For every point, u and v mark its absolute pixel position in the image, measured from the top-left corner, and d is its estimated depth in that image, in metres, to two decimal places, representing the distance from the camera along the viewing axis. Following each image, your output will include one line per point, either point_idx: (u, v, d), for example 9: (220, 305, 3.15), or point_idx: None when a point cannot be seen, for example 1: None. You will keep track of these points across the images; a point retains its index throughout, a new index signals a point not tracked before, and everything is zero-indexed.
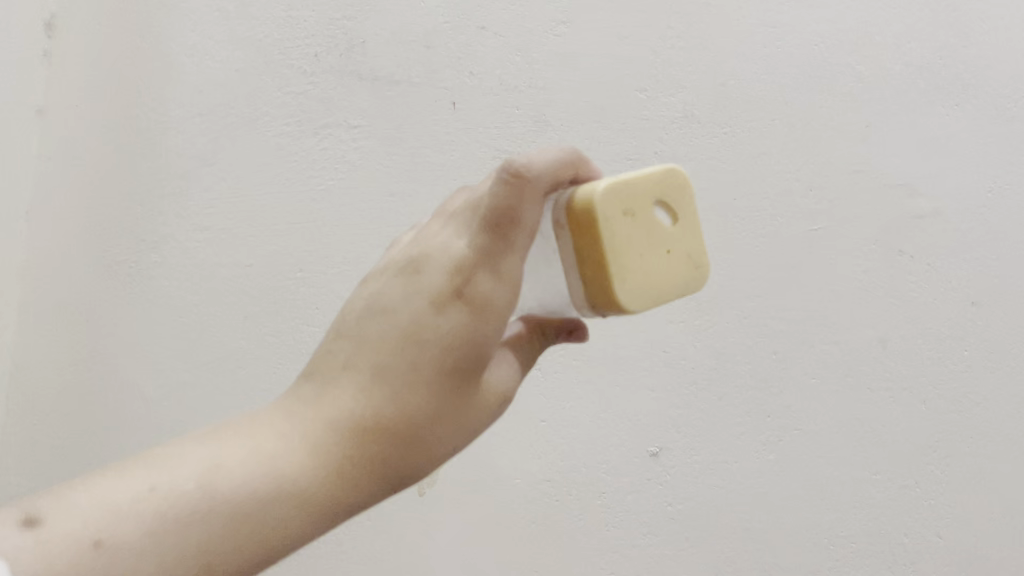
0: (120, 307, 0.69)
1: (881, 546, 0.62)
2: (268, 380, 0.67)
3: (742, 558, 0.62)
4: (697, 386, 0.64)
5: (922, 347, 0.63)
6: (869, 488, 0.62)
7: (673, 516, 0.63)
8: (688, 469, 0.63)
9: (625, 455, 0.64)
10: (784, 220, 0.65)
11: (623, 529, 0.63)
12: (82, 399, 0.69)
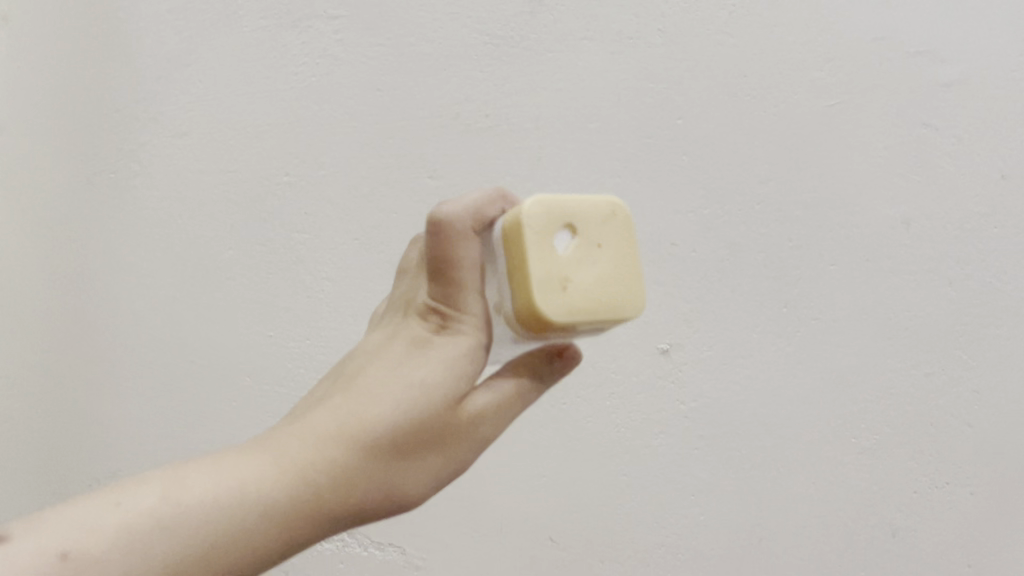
0: (107, 220, 0.66)
1: (907, 436, 0.60)
2: (256, 290, 0.64)
3: (760, 454, 0.60)
4: (709, 279, 0.60)
5: (946, 227, 0.60)
6: (892, 378, 0.60)
7: (687, 414, 0.60)
8: (700, 365, 0.60)
9: (634, 353, 0.60)
10: (800, 96, 0.60)
11: (636, 431, 0.60)
12: (81, 325, 0.66)
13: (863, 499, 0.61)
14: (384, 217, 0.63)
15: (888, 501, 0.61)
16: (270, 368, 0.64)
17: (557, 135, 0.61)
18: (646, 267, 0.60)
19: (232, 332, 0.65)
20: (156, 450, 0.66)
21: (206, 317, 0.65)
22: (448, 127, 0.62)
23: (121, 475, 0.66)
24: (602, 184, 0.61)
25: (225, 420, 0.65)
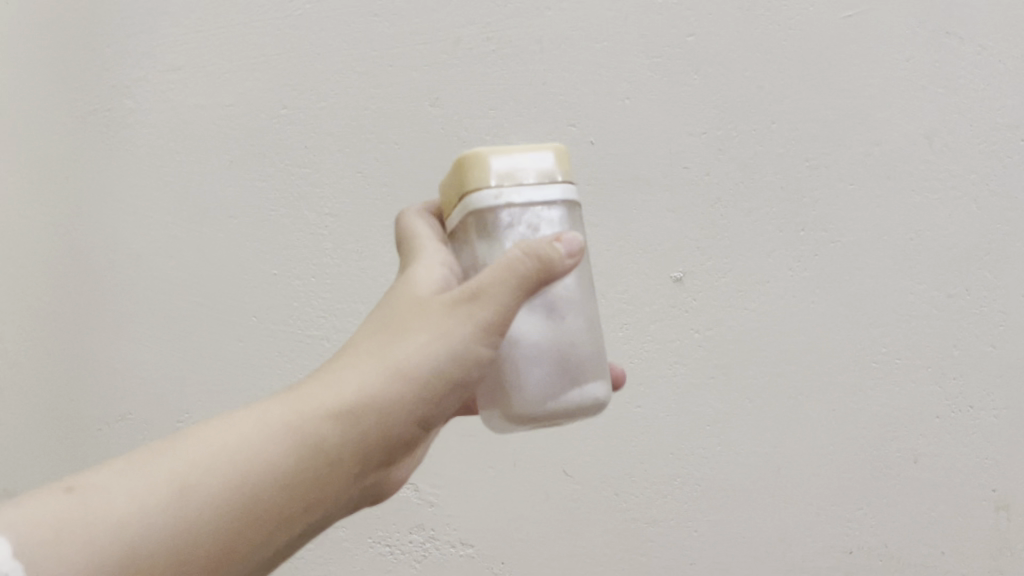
0: (100, 159, 0.68)
1: (932, 356, 0.63)
2: (261, 233, 0.67)
3: (782, 381, 0.63)
4: (721, 202, 0.63)
5: (971, 139, 0.63)
6: (912, 298, 0.63)
7: (701, 343, 0.63)
8: (713, 293, 0.63)
9: (652, 284, 0.63)
10: (815, 8, 0.62)
11: (652, 359, 0.64)
12: (76, 294, 0.69)
13: (883, 421, 0.64)
14: (383, 150, 0.66)
15: (912, 424, 0.64)
16: (270, 310, 0.67)
17: (563, 59, 0.64)
18: (661, 193, 0.63)
19: (238, 283, 0.68)
20: (165, 394, 0.69)
21: (208, 257, 0.68)
22: (461, 58, 0.65)
23: (129, 415, 0.69)
24: (610, 107, 0.63)
25: (238, 364, 0.68)
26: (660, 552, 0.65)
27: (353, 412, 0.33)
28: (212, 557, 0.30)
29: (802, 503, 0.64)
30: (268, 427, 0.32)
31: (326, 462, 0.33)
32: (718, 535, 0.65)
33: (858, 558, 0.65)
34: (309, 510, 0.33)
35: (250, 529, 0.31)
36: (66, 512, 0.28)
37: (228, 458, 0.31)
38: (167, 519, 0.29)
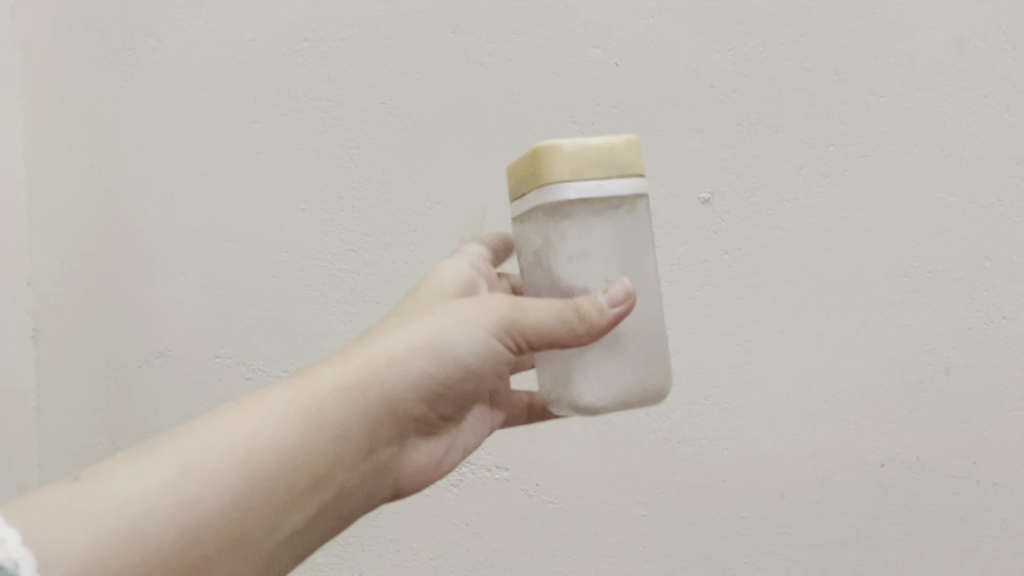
0: (126, 98, 0.71)
1: (962, 271, 0.62)
2: (288, 166, 0.68)
3: (812, 299, 0.63)
4: (750, 120, 0.62)
5: (1003, 45, 0.61)
6: (945, 210, 0.61)
7: (730, 264, 0.63)
8: (744, 211, 0.63)
9: (679, 206, 0.63)
10: None
11: (680, 282, 0.64)
12: (106, 231, 0.72)
13: (913, 336, 0.62)
14: (405, 80, 0.66)
15: (943, 337, 0.62)
16: (302, 244, 0.68)
17: None
18: (686, 112, 0.62)
19: (265, 216, 0.69)
20: (202, 330, 0.71)
21: (235, 192, 0.69)
22: None
23: (168, 351, 0.71)
24: (634, 27, 0.63)
25: (273, 299, 0.69)
26: (692, 470, 0.66)
27: (346, 398, 0.39)
28: (221, 528, 0.34)
29: (831, 419, 0.64)
30: (266, 453, 0.36)
31: (313, 461, 0.38)
32: (747, 451, 0.65)
33: (892, 471, 0.64)
34: (307, 488, 0.38)
35: (252, 504, 0.36)
36: (79, 498, 0.32)
37: (227, 445, 0.36)
38: (172, 501, 0.33)
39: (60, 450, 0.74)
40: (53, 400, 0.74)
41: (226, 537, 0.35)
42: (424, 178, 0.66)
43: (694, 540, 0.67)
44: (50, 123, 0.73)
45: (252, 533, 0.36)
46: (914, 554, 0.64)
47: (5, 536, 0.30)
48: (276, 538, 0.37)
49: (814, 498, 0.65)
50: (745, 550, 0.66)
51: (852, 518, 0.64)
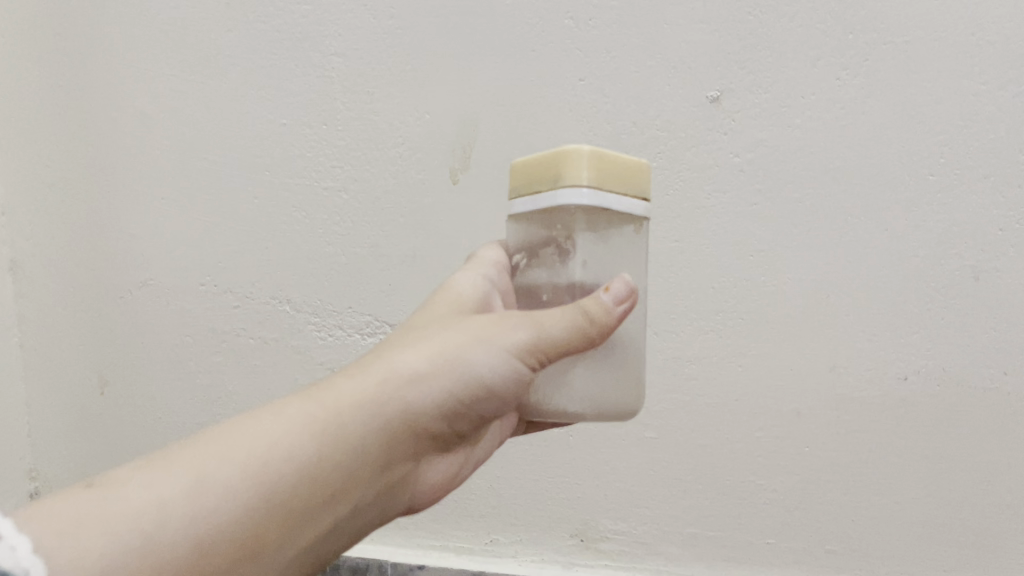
0: (101, 15, 0.67)
1: (993, 167, 0.56)
2: (270, 79, 0.65)
3: (829, 202, 0.58)
4: (758, 11, 0.57)
5: None
6: (975, 102, 0.56)
7: (741, 167, 0.59)
8: (754, 110, 0.58)
9: (685, 106, 0.59)
10: None
11: (688, 189, 0.60)
12: (84, 158, 0.69)
13: (937, 239, 0.57)
14: None
15: (970, 238, 0.57)
16: (284, 163, 0.65)
17: None
18: (689, 5, 0.58)
19: (248, 134, 0.66)
20: (187, 257, 0.67)
21: (215, 109, 0.66)
22: None
23: (151, 280, 0.68)
24: None
25: (257, 221, 0.66)
26: (703, 388, 0.63)
27: (366, 409, 0.38)
28: (237, 543, 0.33)
29: (850, 331, 0.60)
30: (282, 467, 0.35)
31: (331, 473, 0.37)
32: (759, 368, 0.61)
33: (918, 385, 0.59)
34: (322, 506, 0.37)
35: (270, 518, 0.34)
36: (93, 509, 0.31)
37: (245, 456, 0.34)
38: (190, 515, 0.32)
39: (49, 386, 0.72)
40: (38, 336, 0.72)
41: (242, 551, 0.34)
42: (410, 86, 0.63)
43: (706, 462, 0.64)
44: (13, 43, 0.69)
45: (267, 548, 0.35)
46: (941, 471, 0.60)
47: (16, 541, 0.29)
48: (289, 551, 0.36)
49: (833, 414, 0.61)
50: (759, 470, 0.63)
51: (874, 434, 0.61)
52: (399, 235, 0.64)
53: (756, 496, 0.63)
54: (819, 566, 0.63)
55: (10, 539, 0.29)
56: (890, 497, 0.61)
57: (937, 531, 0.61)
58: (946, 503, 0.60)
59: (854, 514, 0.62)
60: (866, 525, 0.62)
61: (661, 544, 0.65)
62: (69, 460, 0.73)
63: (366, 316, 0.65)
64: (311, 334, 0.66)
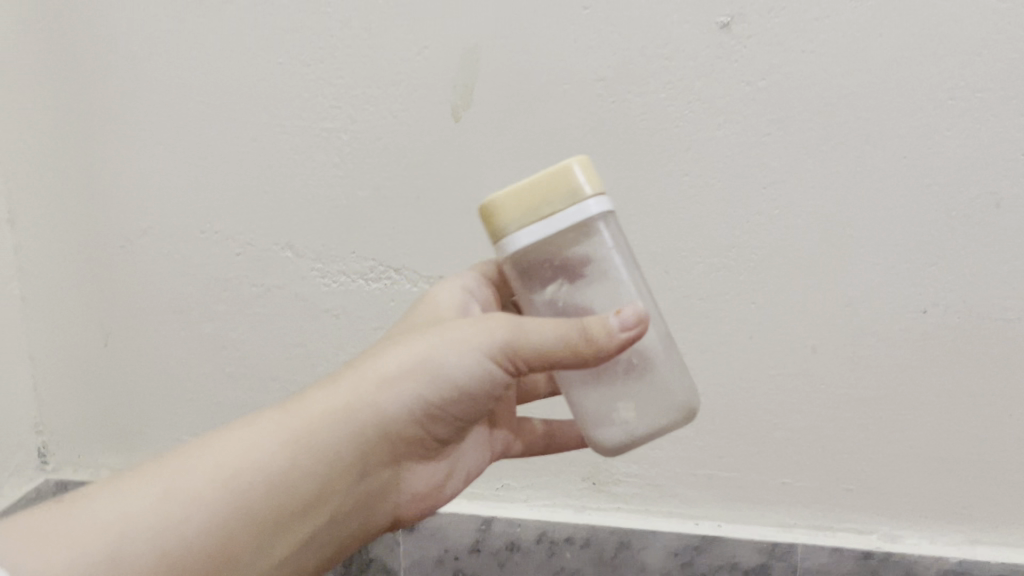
0: None
1: (1018, 89, 0.53)
2: (256, 16, 0.61)
3: (844, 131, 0.56)
4: None
5: None
6: (1000, 20, 0.52)
7: (754, 97, 0.56)
8: (766, 36, 0.55)
9: (693, 33, 0.56)
10: None
11: (697, 121, 0.57)
12: (72, 104, 0.66)
13: (958, 166, 0.55)
14: None
15: (994, 163, 0.55)
16: (282, 104, 0.63)
17: None
18: None
19: (239, 73, 0.63)
20: (185, 203, 0.66)
21: (202, 50, 0.63)
22: None
23: (150, 228, 0.67)
24: None
25: (256, 166, 0.64)
26: (716, 328, 0.61)
27: (331, 424, 0.38)
28: (204, 555, 0.35)
29: (867, 265, 0.58)
30: (229, 490, 0.36)
31: (283, 496, 0.37)
32: (774, 305, 0.60)
33: (935, 319, 0.58)
34: (290, 521, 0.38)
35: (242, 527, 0.36)
36: (62, 524, 0.34)
37: (214, 463, 0.36)
38: (160, 519, 0.34)
39: (52, 339, 0.72)
40: (39, 289, 0.71)
41: (217, 556, 0.36)
42: (404, 20, 0.60)
43: (718, 402, 0.63)
44: None
45: (241, 556, 0.37)
46: (958, 406, 0.59)
47: None
48: (264, 559, 0.38)
49: (847, 349, 0.60)
50: (772, 409, 0.62)
51: (889, 369, 0.60)
52: (401, 177, 0.62)
53: (770, 435, 0.62)
54: (835, 505, 0.63)
55: None
56: (906, 434, 0.61)
57: (955, 468, 0.61)
58: (965, 440, 0.60)
59: (870, 453, 0.62)
60: (882, 463, 0.62)
61: (675, 487, 0.65)
62: (76, 411, 0.74)
63: (370, 260, 0.64)
64: (315, 281, 0.66)
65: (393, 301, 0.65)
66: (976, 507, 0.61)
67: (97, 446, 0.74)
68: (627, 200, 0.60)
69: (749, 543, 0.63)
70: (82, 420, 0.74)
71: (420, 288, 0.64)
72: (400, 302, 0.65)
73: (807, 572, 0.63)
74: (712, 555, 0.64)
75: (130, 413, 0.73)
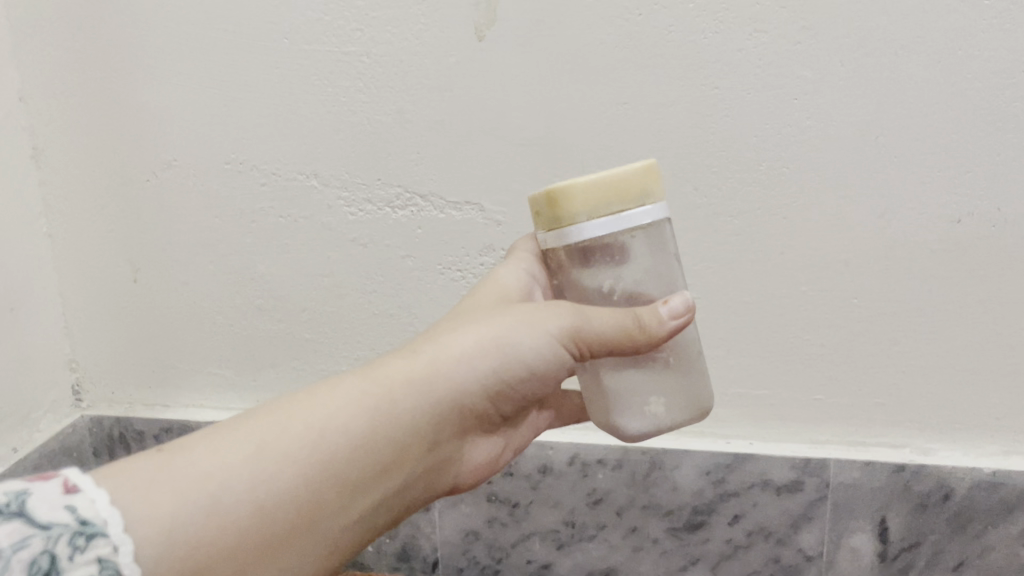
0: None
1: None
2: None
3: (879, 38, 0.54)
4: None
5: None
6: None
7: (784, 4, 0.55)
8: None
9: None
10: None
11: (726, 32, 0.56)
12: (87, 34, 0.65)
13: (994, 69, 0.54)
14: None
15: None
16: (303, 29, 0.62)
17: None
18: None
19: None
20: (208, 135, 0.66)
21: None
22: None
23: (175, 161, 0.67)
24: None
25: (279, 94, 0.63)
26: (746, 246, 0.61)
27: (417, 391, 0.37)
28: (297, 510, 0.34)
29: (901, 174, 0.57)
30: (325, 449, 0.34)
31: (370, 459, 0.36)
32: (806, 220, 0.59)
33: (968, 228, 0.58)
34: (373, 484, 0.37)
35: (326, 491, 0.34)
36: (159, 473, 0.32)
37: (304, 424, 0.35)
38: (254, 477, 0.33)
39: (82, 275, 0.72)
40: (67, 224, 0.71)
41: (303, 516, 0.34)
42: None
43: (749, 320, 0.63)
44: None
45: (324, 520, 0.35)
46: (991, 316, 0.59)
47: (96, 498, 0.29)
48: (346, 522, 0.36)
49: (880, 263, 0.59)
50: (804, 325, 0.62)
51: (922, 281, 0.59)
52: (426, 100, 0.62)
53: (802, 351, 0.63)
54: (869, 420, 0.63)
55: (89, 493, 0.29)
56: (940, 345, 0.61)
57: (986, 377, 0.61)
58: (999, 351, 0.60)
59: (903, 366, 0.62)
60: (914, 376, 0.62)
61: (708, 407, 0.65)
62: (108, 348, 0.74)
63: (395, 188, 0.64)
64: (341, 210, 0.66)
65: (420, 228, 0.65)
66: (1012, 418, 0.62)
67: (128, 380, 0.75)
68: (656, 115, 0.59)
69: (782, 460, 0.63)
70: (116, 356, 0.75)
71: (448, 215, 0.64)
72: (429, 229, 0.65)
73: (839, 487, 0.63)
74: (744, 473, 0.64)
75: (161, 347, 0.73)
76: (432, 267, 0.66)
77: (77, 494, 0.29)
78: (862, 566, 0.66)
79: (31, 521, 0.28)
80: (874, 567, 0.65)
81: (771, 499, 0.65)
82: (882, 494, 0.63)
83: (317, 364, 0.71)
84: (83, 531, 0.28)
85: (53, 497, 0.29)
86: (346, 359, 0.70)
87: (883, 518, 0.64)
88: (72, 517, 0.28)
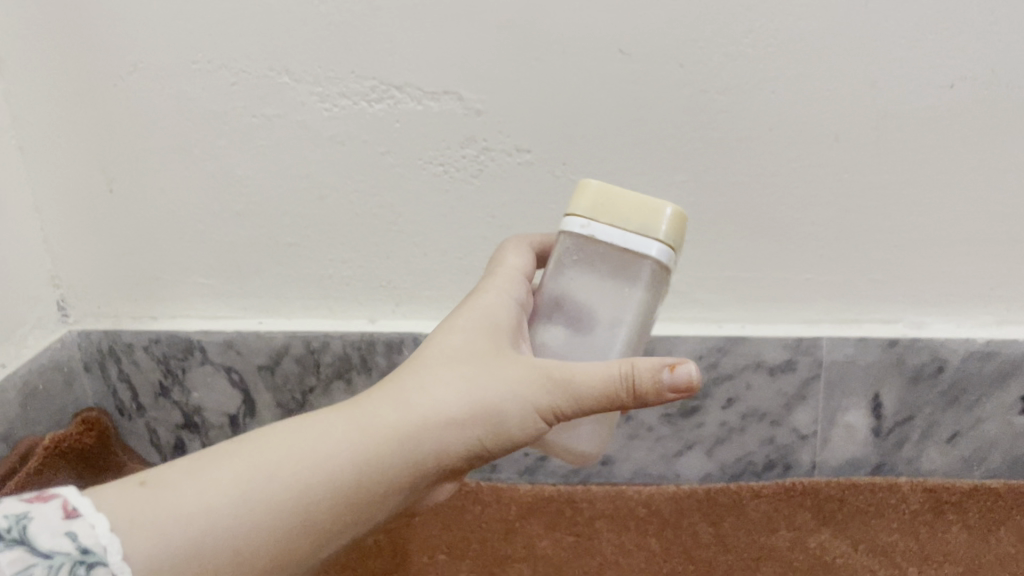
0: None
1: None
2: None
3: None
4: None
5: None
6: None
7: None
8: None
9: None
10: None
11: None
12: None
13: None
14: None
15: None
16: None
17: None
18: None
19: None
20: (172, 36, 0.63)
21: None
22: None
23: (140, 64, 0.64)
24: None
25: None
26: (734, 124, 0.59)
27: (403, 449, 0.41)
28: (272, 555, 0.37)
29: (892, 38, 0.55)
30: (306, 499, 0.38)
31: (345, 512, 0.39)
32: (795, 92, 0.57)
33: (961, 93, 0.56)
34: (343, 531, 0.40)
35: (301, 536, 0.38)
36: (155, 502, 0.35)
37: (294, 470, 0.38)
38: (237, 520, 0.36)
39: (57, 188, 0.70)
40: (36, 136, 0.68)
41: (277, 555, 0.37)
42: None
43: (740, 201, 0.61)
44: None
45: (294, 562, 0.38)
46: (986, 184, 0.59)
47: (95, 525, 0.34)
48: (311, 564, 0.39)
49: (872, 134, 0.58)
50: (794, 203, 0.61)
51: (914, 150, 0.58)
52: None
53: (794, 231, 0.61)
54: (861, 296, 0.63)
55: (89, 520, 0.34)
56: (934, 218, 0.60)
57: (977, 246, 0.61)
58: (991, 218, 0.60)
59: (896, 241, 0.61)
60: (906, 250, 0.61)
61: (699, 291, 0.64)
62: (89, 261, 0.73)
63: (370, 80, 0.62)
64: (316, 107, 0.63)
65: (398, 122, 0.63)
66: (1002, 286, 0.62)
67: (113, 293, 0.74)
68: None
69: (776, 340, 0.63)
70: (98, 270, 0.73)
71: (427, 106, 0.62)
72: (408, 123, 0.63)
73: (832, 365, 0.63)
74: (737, 355, 0.64)
75: (144, 258, 0.72)
76: (412, 163, 0.64)
77: (78, 519, 0.34)
78: (858, 442, 0.66)
79: (34, 550, 0.32)
80: (870, 443, 0.66)
81: (765, 380, 0.64)
82: (876, 370, 0.63)
83: (303, 266, 0.70)
84: (83, 559, 0.33)
85: (55, 523, 0.33)
86: (331, 261, 0.70)
87: (877, 394, 0.64)
88: (74, 545, 0.33)
